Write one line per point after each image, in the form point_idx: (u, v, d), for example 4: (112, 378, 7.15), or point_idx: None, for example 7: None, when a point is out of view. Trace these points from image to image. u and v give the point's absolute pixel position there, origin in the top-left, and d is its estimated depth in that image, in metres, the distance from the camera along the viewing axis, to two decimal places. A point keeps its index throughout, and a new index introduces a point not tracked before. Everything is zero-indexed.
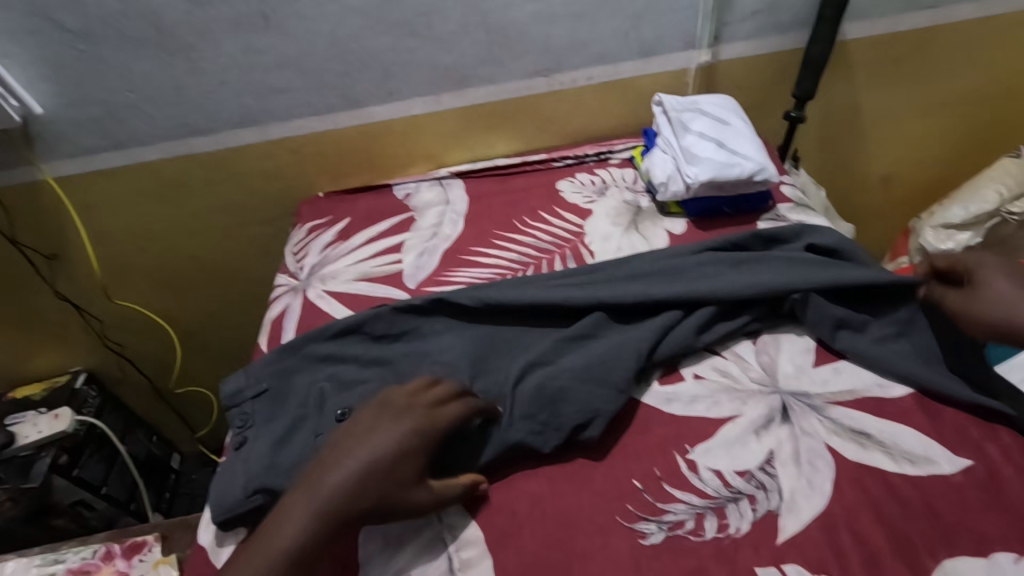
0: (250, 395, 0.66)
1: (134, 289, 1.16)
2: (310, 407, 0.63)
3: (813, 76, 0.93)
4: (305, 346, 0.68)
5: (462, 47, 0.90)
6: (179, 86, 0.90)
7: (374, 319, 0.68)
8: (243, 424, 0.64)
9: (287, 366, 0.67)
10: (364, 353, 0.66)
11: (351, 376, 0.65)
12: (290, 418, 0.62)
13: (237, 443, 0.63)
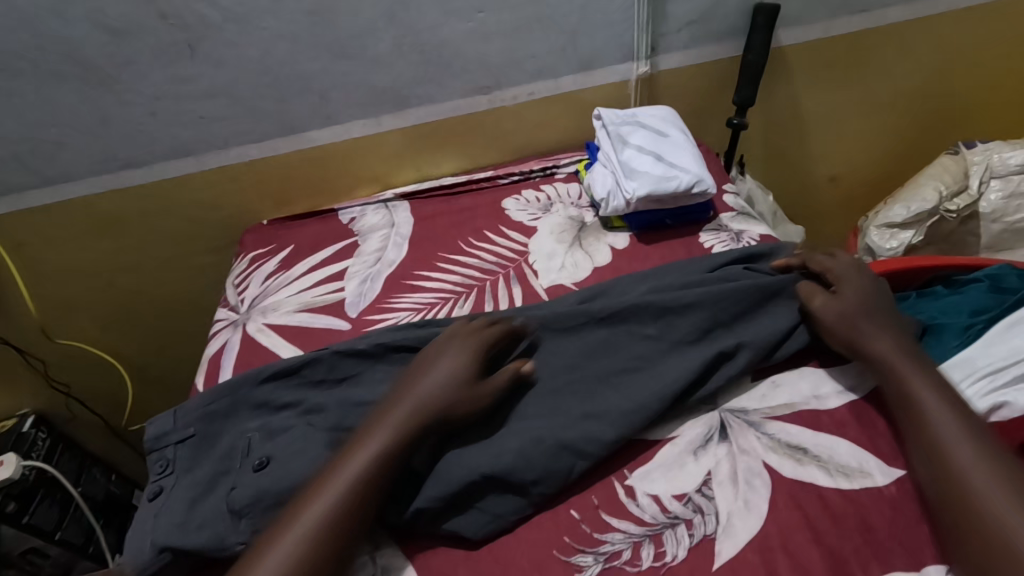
0: (175, 438, 0.65)
1: (77, 327, 1.13)
2: (234, 460, 0.61)
3: (751, 83, 0.94)
4: (239, 388, 0.66)
5: (398, 68, 0.89)
6: (107, 118, 0.87)
7: (315, 362, 0.67)
8: (164, 470, 0.63)
9: (215, 412, 0.65)
10: (302, 400, 0.64)
11: (279, 423, 0.63)
12: (210, 469, 0.60)
13: (152, 492, 0.62)
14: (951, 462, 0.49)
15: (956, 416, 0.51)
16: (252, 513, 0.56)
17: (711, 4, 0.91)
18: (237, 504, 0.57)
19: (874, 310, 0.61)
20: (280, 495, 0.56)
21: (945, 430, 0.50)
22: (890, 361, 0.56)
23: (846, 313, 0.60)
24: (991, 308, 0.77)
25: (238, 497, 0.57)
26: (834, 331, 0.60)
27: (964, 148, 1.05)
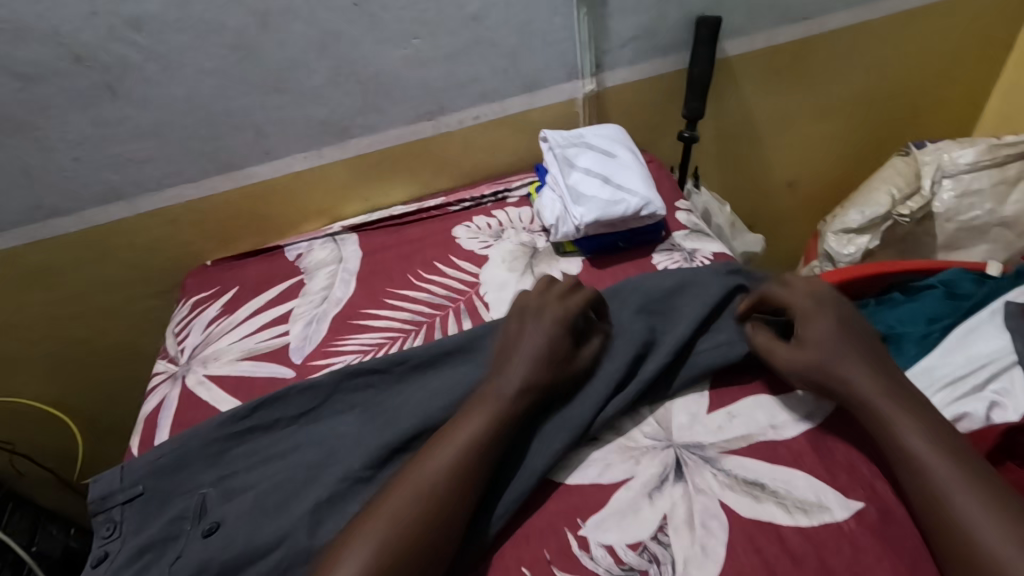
0: (122, 499, 0.60)
1: (16, 382, 1.07)
2: (186, 522, 0.57)
3: (698, 96, 0.92)
4: (194, 439, 0.63)
5: (335, 99, 0.86)
6: (28, 167, 0.82)
7: (277, 401, 0.65)
8: (110, 534, 0.58)
9: (166, 467, 0.61)
10: (261, 446, 0.63)
11: (240, 481, 0.60)
12: (159, 533, 0.56)
13: (97, 558, 0.57)
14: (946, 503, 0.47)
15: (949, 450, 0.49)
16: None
17: (653, 19, 0.90)
18: (181, 572, 0.53)
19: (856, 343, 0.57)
20: (225, 564, 0.53)
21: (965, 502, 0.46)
22: (871, 398, 0.53)
23: (820, 349, 0.57)
24: (945, 316, 0.77)
25: (184, 565, 0.53)
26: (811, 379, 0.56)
27: (916, 148, 1.05)
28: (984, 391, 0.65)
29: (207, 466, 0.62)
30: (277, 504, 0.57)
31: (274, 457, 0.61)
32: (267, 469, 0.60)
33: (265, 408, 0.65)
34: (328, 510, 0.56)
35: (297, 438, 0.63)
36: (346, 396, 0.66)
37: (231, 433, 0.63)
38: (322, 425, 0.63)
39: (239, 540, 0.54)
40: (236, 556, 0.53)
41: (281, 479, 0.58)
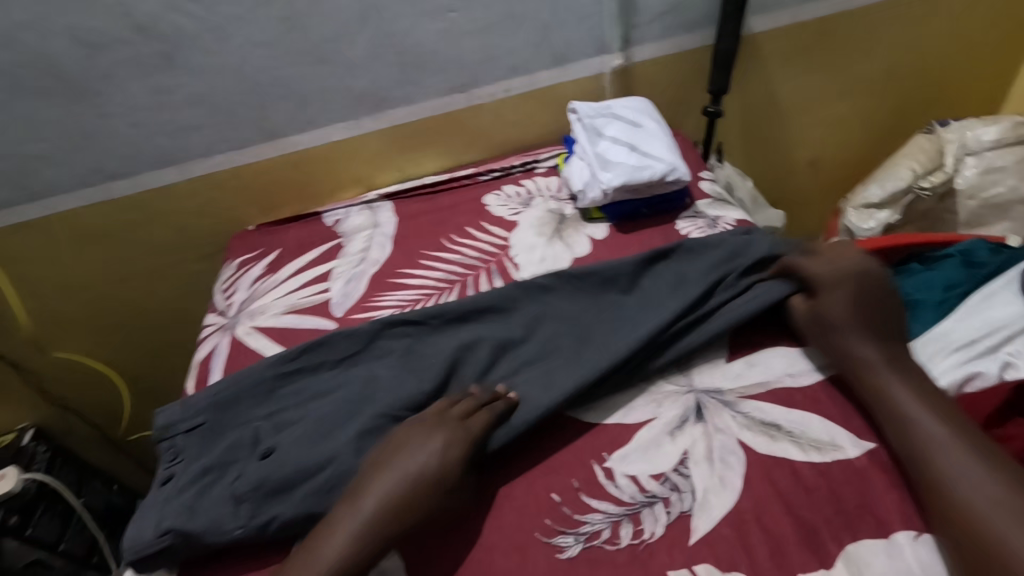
0: (184, 428, 0.66)
1: (70, 340, 1.14)
2: (242, 449, 0.62)
3: (724, 71, 0.95)
4: (247, 377, 0.68)
5: (375, 70, 0.90)
6: (90, 132, 0.88)
7: (323, 346, 0.70)
8: (174, 458, 0.64)
9: (223, 402, 0.67)
10: (309, 386, 0.67)
11: (290, 415, 0.65)
12: (218, 458, 0.61)
13: (163, 477, 0.63)
14: (942, 466, 0.49)
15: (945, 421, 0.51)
16: (256, 500, 0.57)
17: None
18: (241, 490, 0.58)
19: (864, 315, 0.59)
20: (280, 483, 0.58)
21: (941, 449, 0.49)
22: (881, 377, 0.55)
23: (839, 338, 0.59)
24: (961, 283, 0.79)
25: (244, 482, 0.58)
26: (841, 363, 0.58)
27: (939, 127, 1.06)
28: (999, 353, 0.67)
29: (259, 401, 0.67)
30: (325, 435, 0.61)
31: (321, 395, 0.66)
32: (316, 404, 0.65)
33: (310, 353, 0.70)
34: (372, 441, 0.60)
35: (343, 378, 0.67)
36: (387, 343, 0.70)
37: (280, 374, 0.68)
38: (365, 367, 0.68)
39: (292, 463, 0.59)
40: (290, 476, 0.58)
41: (328, 414, 0.63)
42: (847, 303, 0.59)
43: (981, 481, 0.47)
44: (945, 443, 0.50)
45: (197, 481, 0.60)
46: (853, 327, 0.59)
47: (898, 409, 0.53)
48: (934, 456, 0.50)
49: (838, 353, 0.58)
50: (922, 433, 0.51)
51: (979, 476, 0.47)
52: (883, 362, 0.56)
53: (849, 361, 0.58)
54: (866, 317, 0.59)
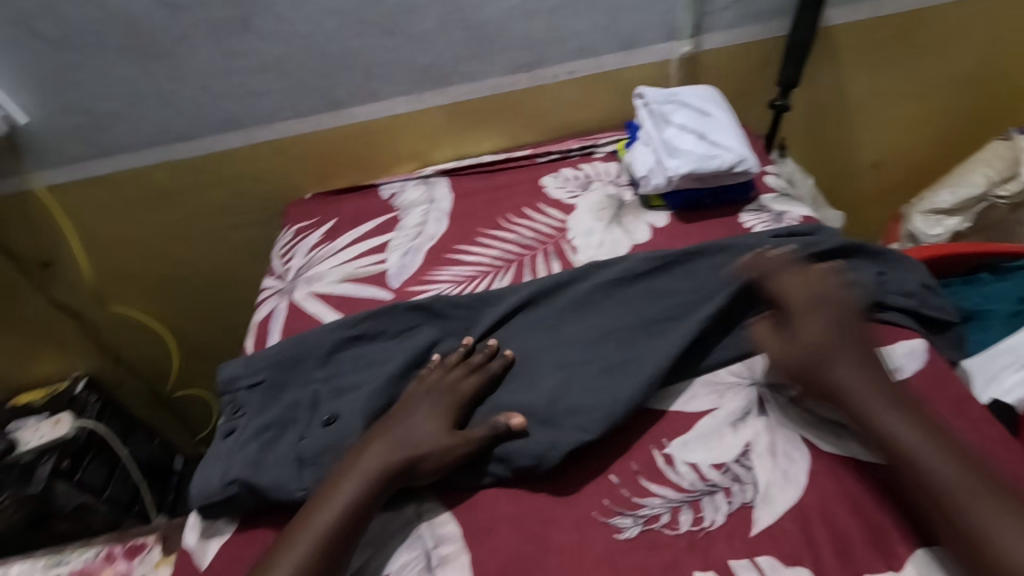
0: (246, 383, 0.68)
1: (128, 295, 1.18)
2: (301, 410, 0.64)
3: (795, 63, 0.92)
4: (308, 341, 0.70)
5: (442, 44, 0.90)
6: (162, 92, 0.90)
7: (380, 315, 0.71)
8: (236, 411, 0.66)
9: (285, 361, 0.68)
10: (368, 354, 0.68)
11: (348, 382, 0.66)
12: (278, 417, 0.63)
13: (226, 430, 0.65)
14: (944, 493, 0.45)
15: (925, 431, 0.48)
16: (318, 463, 0.60)
17: None
18: (305, 452, 0.60)
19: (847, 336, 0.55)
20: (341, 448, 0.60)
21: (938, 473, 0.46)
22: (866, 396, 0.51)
23: (818, 337, 0.55)
24: None
25: (308, 446, 0.60)
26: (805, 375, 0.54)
27: (1017, 133, 1.02)
28: None
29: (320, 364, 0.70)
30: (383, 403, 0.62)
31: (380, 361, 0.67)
32: (371, 370, 0.66)
33: (369, 322, 0.71)
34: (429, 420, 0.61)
35: (399, 349, 0.68)
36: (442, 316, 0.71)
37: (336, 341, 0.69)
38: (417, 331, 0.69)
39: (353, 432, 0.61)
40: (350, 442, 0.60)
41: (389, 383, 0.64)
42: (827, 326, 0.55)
43: (979, 493, 0.45)
44: (926, 456, 0.47)
45: (260, 436, 0.62)
46: (830, 347, 0.54)
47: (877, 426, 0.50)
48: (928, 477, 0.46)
49: (811, 370, 0.54)
50: (911, 447, 0.48)
51: (975, 487, 0.45)
52: (870, 386, 0.52)
53: (824, 366, 0.53)
54: (835, 326, 0.55)
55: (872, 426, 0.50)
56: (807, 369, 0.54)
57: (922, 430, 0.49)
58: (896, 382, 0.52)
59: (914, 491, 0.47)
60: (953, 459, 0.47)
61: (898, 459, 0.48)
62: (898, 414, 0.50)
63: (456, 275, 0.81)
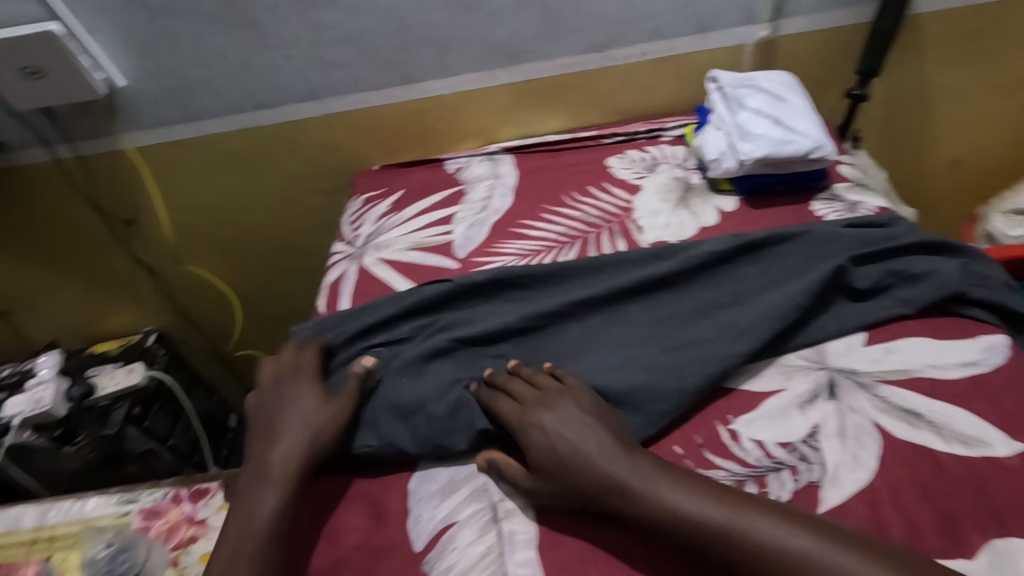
0: (315, 341, 0.70)
1: (200, 256, 1.24)
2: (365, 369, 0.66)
3: (877, 51, 0.90)
4: (375, 305, 0.71)
5: (517, 22, 0.91)
6: (248, 60, 0.94)
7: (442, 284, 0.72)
8: None
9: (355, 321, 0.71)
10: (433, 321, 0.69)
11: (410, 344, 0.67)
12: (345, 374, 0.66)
13: None
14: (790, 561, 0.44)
15: (667, 482, 0.49)
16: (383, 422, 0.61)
17: None
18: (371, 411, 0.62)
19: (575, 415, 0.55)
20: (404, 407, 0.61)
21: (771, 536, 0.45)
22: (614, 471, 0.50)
23: (557, 424, 0.55)
24: None
25: (377, 402, 0.62)
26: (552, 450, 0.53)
27: None
28: None
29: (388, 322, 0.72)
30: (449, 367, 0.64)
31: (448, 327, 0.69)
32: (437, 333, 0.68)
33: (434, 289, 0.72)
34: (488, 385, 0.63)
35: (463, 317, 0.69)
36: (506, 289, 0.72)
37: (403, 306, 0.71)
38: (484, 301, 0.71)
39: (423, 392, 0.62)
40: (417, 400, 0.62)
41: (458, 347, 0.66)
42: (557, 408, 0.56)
43: (788, 535, 0.45)
44: (729, 521, 0.46)
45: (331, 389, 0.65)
46: (566, 428, 0.54)
47: (636, 505, 0.49)
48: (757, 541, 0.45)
49: (554, 447, 0.53)
50: (705, 516, 0.47)
51: (784, 530, 0.45)
52: (600, 459, 0.51)
53: (547, 454, 0.53)
54: (587, 406, 0.57)
55: (659, 518, 0.48)
56: (552, 464, 0.52)
57: (692, 487, 0.49)
58: (621, 454, 0.52)
59: (747, 568, 0.45)
60: (735, 518, 0.46)
61: (701, 533, 0.46)
62: (672, 480, 0.50)
63: (521, 249, 0.82)
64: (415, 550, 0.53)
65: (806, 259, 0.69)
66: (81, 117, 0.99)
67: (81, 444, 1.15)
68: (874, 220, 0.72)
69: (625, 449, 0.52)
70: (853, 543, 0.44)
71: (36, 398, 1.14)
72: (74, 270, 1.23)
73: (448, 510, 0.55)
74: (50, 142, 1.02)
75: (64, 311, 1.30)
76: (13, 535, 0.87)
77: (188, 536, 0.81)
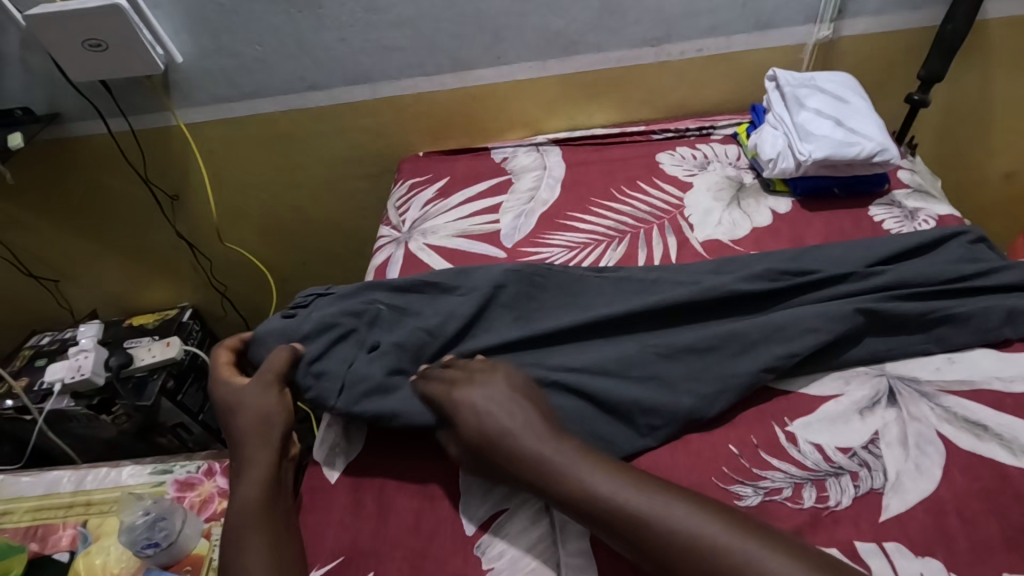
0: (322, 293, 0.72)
1: (241, 235, 1.26)
2: (358, 319, 0.66)
3: (943, 56, 0.87)
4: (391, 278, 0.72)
5: (574, 12, 0.91)
6: (303, 41, 0.95)
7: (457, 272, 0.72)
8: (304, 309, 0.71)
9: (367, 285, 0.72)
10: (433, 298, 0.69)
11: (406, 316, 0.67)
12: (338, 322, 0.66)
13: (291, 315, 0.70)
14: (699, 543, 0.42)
15: (587, 465, 0.49)
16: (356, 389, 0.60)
17: None
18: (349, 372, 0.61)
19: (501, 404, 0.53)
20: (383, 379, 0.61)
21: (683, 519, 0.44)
22: (537, 451, 0.50)
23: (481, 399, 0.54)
24: None
25: (361, 368, 0.62)
26: (485, 430, 0.52)
27: None
28: None
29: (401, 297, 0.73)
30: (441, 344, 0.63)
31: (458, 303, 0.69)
32: (434, 309, 0.67)
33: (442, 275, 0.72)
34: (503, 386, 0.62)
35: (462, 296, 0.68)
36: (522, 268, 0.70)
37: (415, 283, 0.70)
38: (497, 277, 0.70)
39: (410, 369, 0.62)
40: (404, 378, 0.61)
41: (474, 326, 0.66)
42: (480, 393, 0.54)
43: (696, 517, 0.44)
44: (642, 501, 0.45)
45: (317, 337, 0.65)
46: (498, 415, 0.53)
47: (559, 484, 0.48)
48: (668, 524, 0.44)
49: (489, 427, 0.52)
50: (619, 498, 0.46)
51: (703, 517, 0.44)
52: (530, 438, 0.51)
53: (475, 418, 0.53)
54: (517, 384, 0.56)
55: (576, 500, 0.47)
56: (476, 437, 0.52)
57: (608, 471, 0.48)
58: (545, 436, 0.51)
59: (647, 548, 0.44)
60: (651, 503, 0.45)
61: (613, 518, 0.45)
62: (591, 464, 0.48)
63: (570, 240, 0.82)
64: (468, 534, 0.53)
65: (867, 264, 0.67)
66: (137, 91, 1.01)
67: (117, 413, 1.16)
68: (939, 228, 0.70)
69: (553, 431, 0.52)
70: (788, 545, 0.42)
71: (76, 365, 1.14)
72: (116, 242, 1.25)
73: (498, 495, 0.55)
74: (105, 114, 1.03)
75: (105, 283, 1.32)
76: (51, 498, 0.88)
77: (221, 509, 0.82)
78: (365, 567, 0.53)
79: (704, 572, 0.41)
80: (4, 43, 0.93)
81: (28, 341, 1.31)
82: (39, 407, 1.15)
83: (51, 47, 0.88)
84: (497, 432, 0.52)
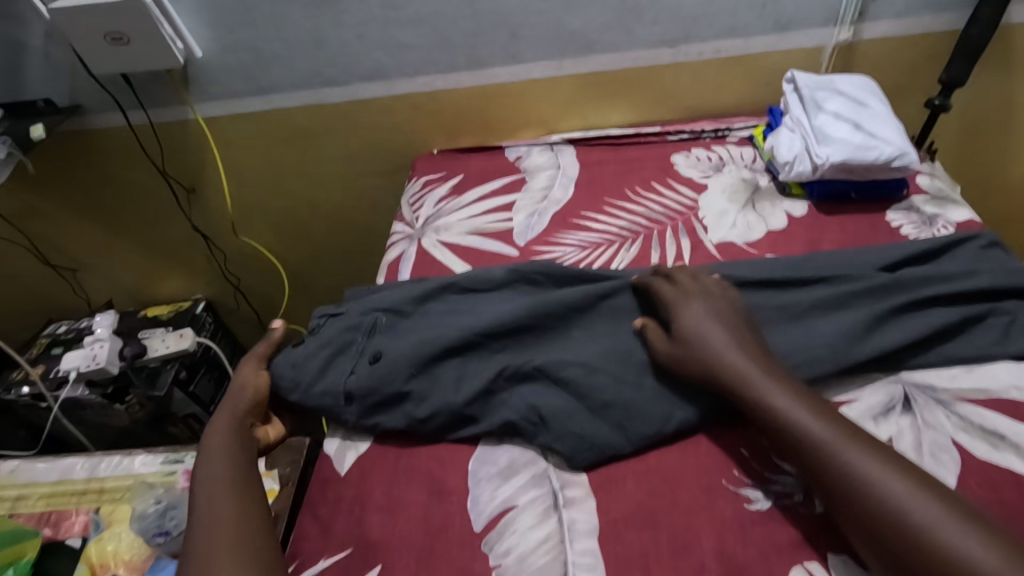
0: (328, 312, 0.72)
1: (256, 229, 1.27)
2: (360, 335, 0.67)
3: (965, 60, 0.86)
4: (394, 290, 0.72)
5: (591, 11, 0.91)
6: (321, 37, 0.96)
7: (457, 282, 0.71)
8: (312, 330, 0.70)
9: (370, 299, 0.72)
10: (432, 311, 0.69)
11: (406, 328, 0.67)
12: (339, 340, 0.66)
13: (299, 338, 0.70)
14: (868, 489, 0.44)
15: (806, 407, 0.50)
16: (363, 403, 0.62)
17: None
18: (354, 387, 0.62)
19: (726, 328, 0.58)
20: (388, 393, 0.61)
21: (862, 463, 0.45)
22: (746, 374, 0.53)
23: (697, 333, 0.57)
24: None
25: (356, 382, 0.62)
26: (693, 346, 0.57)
27: None
28: None
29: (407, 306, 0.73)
30: (430, 351, 0.62)
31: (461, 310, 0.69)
32: (433, 321, 0.67)
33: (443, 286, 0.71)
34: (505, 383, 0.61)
35: (462, 308, 0.68)
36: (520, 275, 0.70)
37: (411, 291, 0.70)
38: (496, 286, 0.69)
39: (399, 378, 0.61)
40: (396, 389, 0.61)
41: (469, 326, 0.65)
42: (704, 315, 0.59)
43: (881, 466, 0.45)
44: (829, 436, 0.47)
45: (320, 351, 0.66)
46: (709, 338, 0.57)
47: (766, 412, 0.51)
48: (852, 469, 0.45)
49: (704, 346, 0.57)
50: (809, 429, 0.48)
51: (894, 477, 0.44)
52: (748, 362, 0.54)
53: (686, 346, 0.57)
54: (726, 314, 0.60)
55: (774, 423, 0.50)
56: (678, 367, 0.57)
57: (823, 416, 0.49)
58: (751, 363, 0.54)
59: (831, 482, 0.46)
60: (842, 441, 0.47)
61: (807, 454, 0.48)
62: (785, 397, 0.51)
63: (583, 240, 0.82)
64: (475, 530, 0.53)
65: (883, 269, 0.66)
66: (157, 85, 1.02)
67: (130, 402, 1.18)
68: (960, 236, 0.69)
69: (762, 362, 0.55)
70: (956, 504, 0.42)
71: (92, 354, 1.18)
72: (131, 233, 1.26)
73: (507, 493, 0.55)
74: (125, 108, 1.05)
75: (121, 274, 1.34)
76: (65, 484, 0.90)
77: None
78: (373, 559, 0.53)
79: (868, 511, 0.43)
80: (28, 35, 0.95)
81: (45, 330, 1.33)
82: (55, 395, 1.17)
83: (75, 39, 0.89)
84: (702, 370, 0.56)
